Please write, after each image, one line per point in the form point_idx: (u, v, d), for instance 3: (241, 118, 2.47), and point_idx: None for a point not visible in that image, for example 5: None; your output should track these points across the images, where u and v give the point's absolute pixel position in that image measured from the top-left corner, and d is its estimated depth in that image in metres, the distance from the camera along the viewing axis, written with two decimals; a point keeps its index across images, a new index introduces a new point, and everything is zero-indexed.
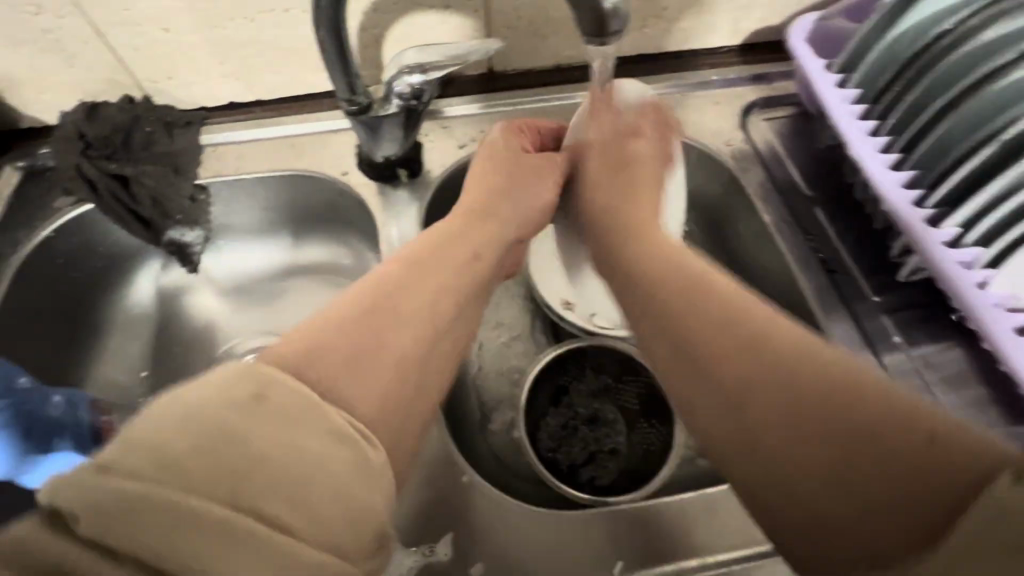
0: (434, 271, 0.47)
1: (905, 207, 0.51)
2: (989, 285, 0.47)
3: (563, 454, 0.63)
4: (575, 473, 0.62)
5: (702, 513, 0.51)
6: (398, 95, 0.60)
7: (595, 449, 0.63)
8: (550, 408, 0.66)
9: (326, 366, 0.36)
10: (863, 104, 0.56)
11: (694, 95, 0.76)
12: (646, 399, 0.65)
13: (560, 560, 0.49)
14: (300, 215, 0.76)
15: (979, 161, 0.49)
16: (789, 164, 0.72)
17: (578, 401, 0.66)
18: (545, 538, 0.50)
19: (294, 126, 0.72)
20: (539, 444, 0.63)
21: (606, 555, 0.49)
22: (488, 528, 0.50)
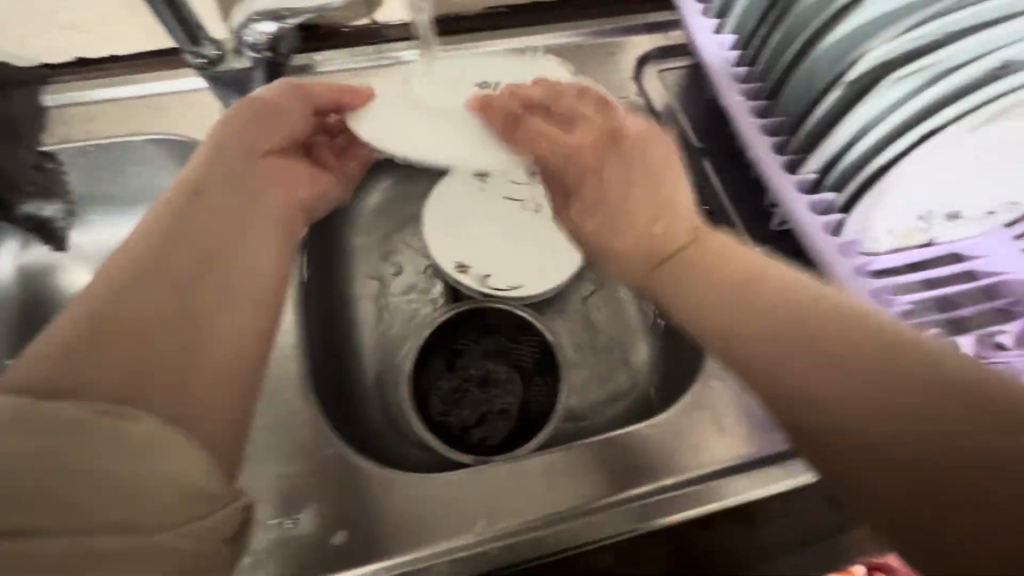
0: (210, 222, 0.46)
1: (768, 154, 0.52)
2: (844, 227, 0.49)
3: (453, 417, 0.63)
4: (465, 435, 0.62)
5: (603, 458, 0.50)
6: (250, 46, 0.56)
7: (485, 410, 0.63)
8: (442, 372, 0.65)
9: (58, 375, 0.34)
10: (736, 50, 0.55)
11: (588, 46, 0.74)
12: (539, 359, 0.65)
13: (438, 516, 0.49)
14: (174, 182, 0.71)
15: (833, 105, 0.50)
16: (681, 116, 0.72)
17: (470, 363, 0.66)
18: (421, 495, 0.50)
19: (152, 83, 0.66)
20: (430, 409, 0.63)
21: (477, 509, 0.49)
22: (352, 495, 0.50)
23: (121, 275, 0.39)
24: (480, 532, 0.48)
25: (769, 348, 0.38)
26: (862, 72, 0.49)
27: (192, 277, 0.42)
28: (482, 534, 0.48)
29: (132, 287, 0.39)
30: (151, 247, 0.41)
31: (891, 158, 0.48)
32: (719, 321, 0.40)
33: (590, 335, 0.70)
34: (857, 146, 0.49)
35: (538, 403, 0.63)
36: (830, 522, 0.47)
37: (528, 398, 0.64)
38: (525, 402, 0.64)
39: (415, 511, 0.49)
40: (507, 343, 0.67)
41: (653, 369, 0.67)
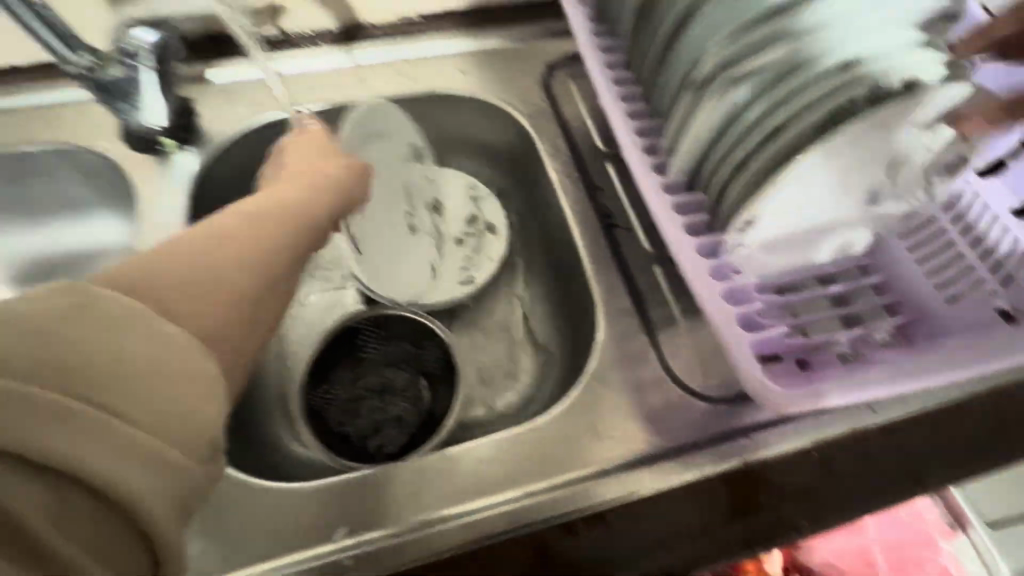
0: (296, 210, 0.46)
1: (637, 156, 0.52)
2: (698, 233, 0.50)
3: (349, 426, 0.62)
4: (360, 444, 0.61)
5: (476, 464, 0.49)
6: (126, 53, 0.56)
7: (380, 418, 0.62)
8: (338, 382, 0.64)
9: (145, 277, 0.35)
10: (614, 55, 0.57)
11: (498, 51, 0.74)
12: (440, 364, 0.64)
13: (299, 525, 0.47)
14: (69, 193, 0.69)
15: None
16: (588, 122, 0.72)
17: (369, 371, 0.65)
18: (281, 506, 0.47)
19: (49, 95, 0.65)
20: (327, 417, 0.62)
21: (337, 519, 0.47)
22: (207, 509, 0.47)
23: (221, 235, 0.40)
24: (340, 539, 0.46)
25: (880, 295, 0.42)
26: (705, 72, 0.46)
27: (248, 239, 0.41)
28: (339, 543, 0.46)
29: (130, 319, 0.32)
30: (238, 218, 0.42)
31: (743, 159, 0.46)
32: None
33: (496, 342, 0.70)
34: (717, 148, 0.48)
35: (435, 407, 0.63)
36: (695, 521, 0.48)
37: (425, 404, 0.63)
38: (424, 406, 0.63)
39: (277, 516, 0.47)
40: (407, 349, 0.66)
41: (556, 373, 0.67)
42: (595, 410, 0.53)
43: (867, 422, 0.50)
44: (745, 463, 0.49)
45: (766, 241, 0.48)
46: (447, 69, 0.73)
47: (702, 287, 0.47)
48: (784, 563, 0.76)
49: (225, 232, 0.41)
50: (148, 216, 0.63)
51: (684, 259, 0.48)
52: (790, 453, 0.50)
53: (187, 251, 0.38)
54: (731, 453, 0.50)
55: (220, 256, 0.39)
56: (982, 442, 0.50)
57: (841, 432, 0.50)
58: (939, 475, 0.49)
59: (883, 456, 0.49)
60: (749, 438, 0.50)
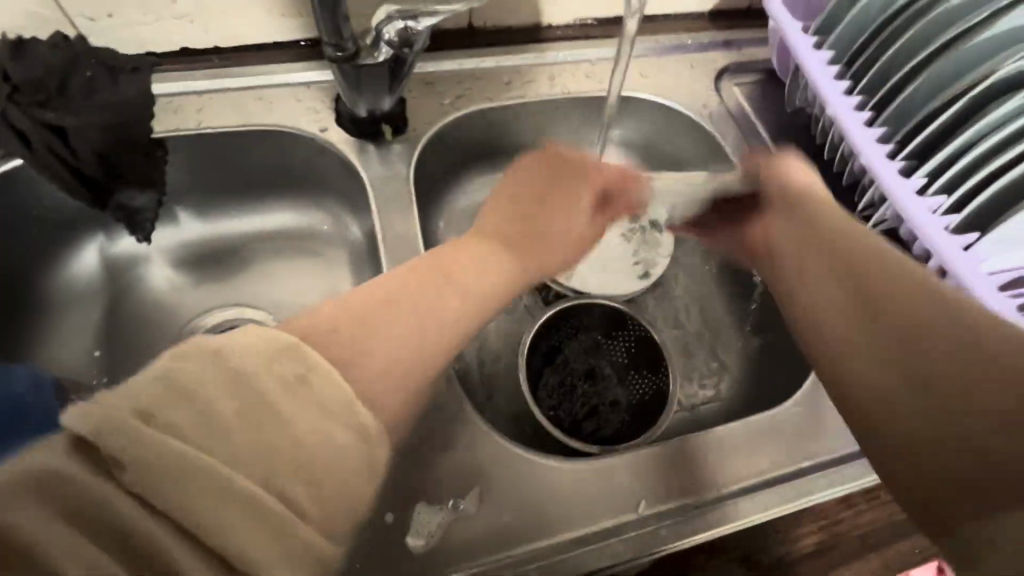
0: (452, 258, 0.49)
1: (879, 160, 0.56)
2: (951, 227, 0.53)
3: (564, 411, 0.63)
4: (578, 428, 0.63)
5: (749, 440, 0.51)
6: (388, 41, 0.56)
7: (595, 402, 0.64)
8: (545, 368, 0.66)
9: (321, 321, 0.40)
10: (837, 65, 0.61)
11: (672, 58, 0.78)
12: (637, 351, 0.67)
13: (599, 498, 0.47)
14: (269, 176, 0.70)
15: (949, 116, 0.54)
16: (761, 127, 0.76)
17: (571, 358, 0.66)
18: (580, 484, 0.48)
19: (264, 77, 0.66)
20: (540, 404, 0.63)
21: (631, 494, 0.48)
22: (511, 482, 0.47)
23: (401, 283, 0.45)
24: (644, 510, 0.48)
25: (878, 303, 0.42)
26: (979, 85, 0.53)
27: (438, 287, 0.46)
28: (646, 515, 0.47)
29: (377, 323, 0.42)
30: (440, 257, 0.49)
31: (1005, 165, 0.52)
32: (861, 265, 0.44)
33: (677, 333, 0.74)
34: (974, 150, 0.53)
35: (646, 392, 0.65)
36: None
37: (634, 389, 0.65)
38: (631, 391, 0.65)
39: (578, 490, 0.47)
40: (604, 337, 0.68)
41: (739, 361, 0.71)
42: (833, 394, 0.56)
43: None
44: None
45: None
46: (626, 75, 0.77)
47: (969, 276, 0.52)
48: None
49: (423, 282, 0.46)
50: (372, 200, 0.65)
51: (948, 253, 0.52)
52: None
53: (346, 310, 0.41)
54: None
55: (406, 313, 0.44)
56: None
57: None
58: None
59: None
60: None
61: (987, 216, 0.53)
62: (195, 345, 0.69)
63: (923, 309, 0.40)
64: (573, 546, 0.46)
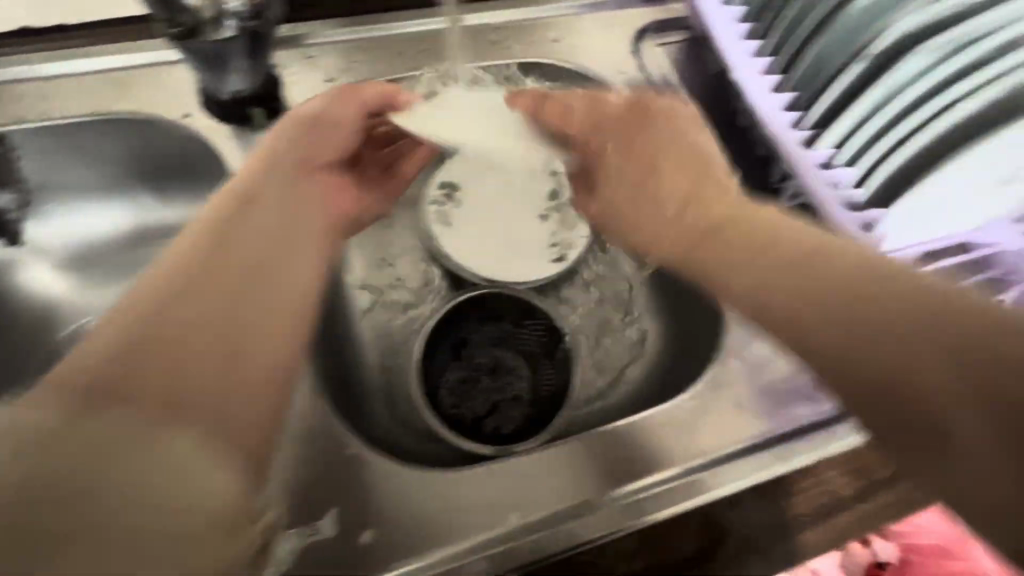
0: (219, 259, 0.41)
1: (784, 129, 0.51)
2: (856, 203, 0.49)
3: (463, 409, 0.60)
4: (478, 426, 0.60)
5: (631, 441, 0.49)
6: (231, 13, 0.50)
7: (497, 398, 0.62)
8: (447, 364, 0.62)
9: (96, 371, 0.35)
10: (747, 22, 0.54)
11: (587, 18, 0.71)
12: (547, 341, 0.63)
13: (468, 512, 0.45)
14: (141, 167, 0.64)
15: (850, 77, 0.51)
16: (682, 91, 0.70)
17: (475, 351, 0.63)
18: (449, 496, 0.46)
19: (119, 59, 0.59)
20: (439, 402, 0.60)
21: (502, 505, 0.46)
22: (376, 497, 0.46)
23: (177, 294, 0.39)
24: (513, 525, 0.45)
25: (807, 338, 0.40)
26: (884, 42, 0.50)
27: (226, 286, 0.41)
28: (515, 528, 0.45)
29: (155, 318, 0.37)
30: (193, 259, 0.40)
31: (902, 133, 0.49)
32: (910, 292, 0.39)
33: (590, 317, 0.71)
34: (879, 114, 0.49)
35: (550, 385, 0.62)
36: None
37: (540, 381, 0.63)
38: (535, 385, 0.63)
39: (445, 502, 0.46)
40: (511, 327, 0.64)
41: (654, 349, 0.70)
42: (732, 386, 0.52)
43: None
44: None
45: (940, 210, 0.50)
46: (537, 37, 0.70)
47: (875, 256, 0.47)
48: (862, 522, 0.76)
49: (190, 277, 0.40)
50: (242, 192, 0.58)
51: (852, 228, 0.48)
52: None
53: (119, 350, 0.36)
54: None
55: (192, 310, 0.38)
56: None
57: None
58: None
59: None
60: None
61: (888, 188, 0.49)
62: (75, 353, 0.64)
63: (882, 304, 0.38)
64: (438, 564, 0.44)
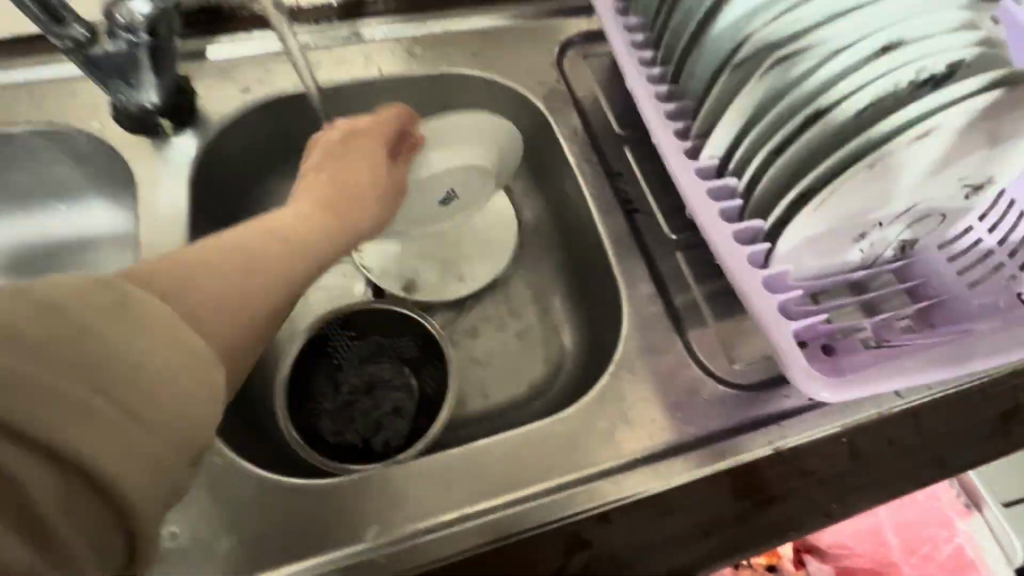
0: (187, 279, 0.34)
1: (667, 138, 0.50)
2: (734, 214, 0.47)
3: (348, 435, 0.59)
4: (364, 445, 0.59)
5: (504, 457, 0.49)
6: (122, 27, 0.52)
7: (378, 414, 0.60)
8: (324, 392, 0.61)
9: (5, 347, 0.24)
10: (640, 33, 0.54)
11: (508, 32, 0.71)
12: (421, 344, 0.63)
13: (317, 523, 0.45)
14: (57, 175, 0.65)
15: (725, 85, 0.47)
16: (603, 104, 0.70)
17: (349, 375, 0.63)
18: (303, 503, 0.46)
19: (37, 69, 0.61)
20: (320, 431, 0.59)
21: (361, 519, 0.46)
22: (231, 505, 0.46)
23: (205, 255, 0.36)
24: (371, 538, 0.45)
25: None
26: (754, 45, 0.46)
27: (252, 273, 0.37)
28: (372, 543, 0.45)
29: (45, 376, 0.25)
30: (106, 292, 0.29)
31: (780, 144, 0.45)
32: None
33: (511, 327, 0.69)
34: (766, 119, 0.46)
35: (430, 391, 0.61)
36: (729, 509, 0.48)
37: (419, 386, 0.62)
38: (417, 393, 0.62)
39: (313, 515, 0.46)
40: (386, 342, 0.64)
41: (574, 362, 0.66)
42: (615, 401, 0.52)
43: (893, 407, 0.51)
44: (776, 450, 0.50)
45: (812, 239, 0.48)
46: (457, 51, 0.69)
47: (751, 284, 0.45)
48: (795, 546, 0.75)
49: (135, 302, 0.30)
50: (142, 201, 0.58)
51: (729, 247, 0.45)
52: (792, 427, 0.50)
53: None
54: (763, 438, 0.50)
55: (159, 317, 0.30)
56: (998, 428, 0.51)
57: (867, 417, 0.51)
58: (959, 457, 0.50)
59: (911, 443, 0.50)
60: (777, 425, 0.50)
61: (768, 200, 0.47)
62: None
63: None
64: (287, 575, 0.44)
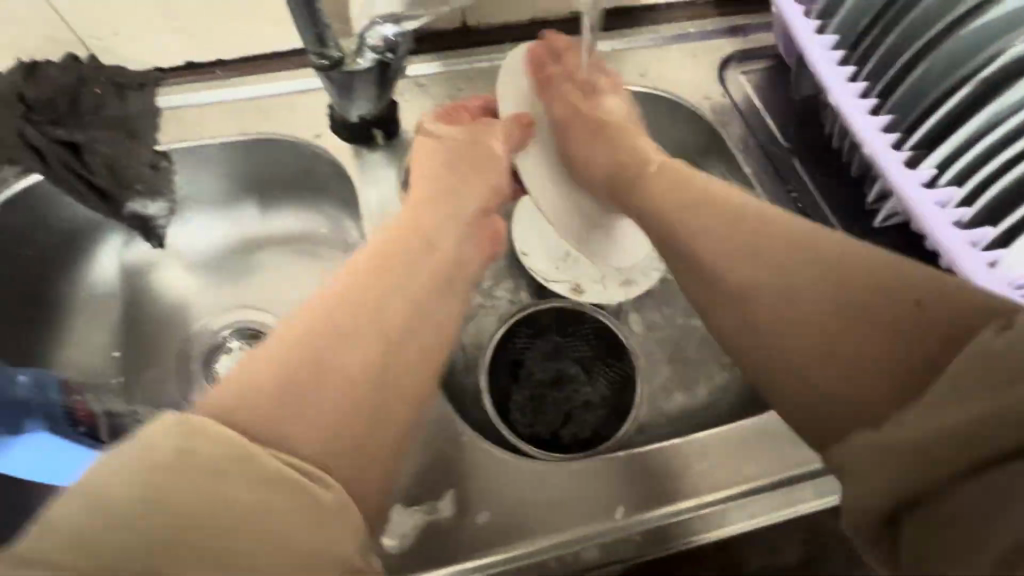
0: (365, 293, 0.44)
1: (884, 151, 0.53)
2: (963, 221, 0.49)
3: (541, 427, 0.63)
4: (556, 437, 0.62)
5: (727, 450, 0.52)
6: (371, 47, 0.57)
7: (567, 408, 0.64)
8: (512, 385, 0.64)
9: (258, 409, 0.36)
10: (841, 50, 0.57)
11: (672, 49, 0.74)
12: (602, 341, 0.65)
13: (563, 509, 0.49)
14: (271, 182, 0.72)
15: (957, 101, 0.51)
16: (766, 116, 0.72)
17: (534, 369, 0.65)
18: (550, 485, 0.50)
19: (261, 86, 0.67)
20: (514, 423, 0.62)
21: (607, 502, 0.49)
22: (486, 484, 0.51)
23: (321, 309, 0.42)
24: (620, 518, 0.49)
25: None
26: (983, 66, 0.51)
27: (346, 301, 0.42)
28: (622, 520, 0.49)
29: (315, 347, 0.40)
30: (319, 320, 0.41)
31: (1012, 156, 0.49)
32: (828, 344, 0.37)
33: None
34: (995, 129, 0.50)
35: (615, 387, 0.64)
36: None
37: (602, 383, 0.65)
38: (602, 389, 0.65)
39: (561, 494, 0.50)
40: (562, 341, 0.66)
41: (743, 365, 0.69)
42: None
43: None
44: None
45: None
46: (624, 71, 0.73)
47: (1000, 290, 0.47)
48: None
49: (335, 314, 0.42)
50: (365, 210, 0.66)
51: (963, 252, 0.48)
52: (964, 417, 0.29)
53: (274, 377, 0.37)
54: None
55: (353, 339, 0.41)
56: None
57: None
58: None
59: None
60: None
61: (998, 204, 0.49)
62: (202, 346, 0.72)
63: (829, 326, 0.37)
64: (548, 549, 0.48)
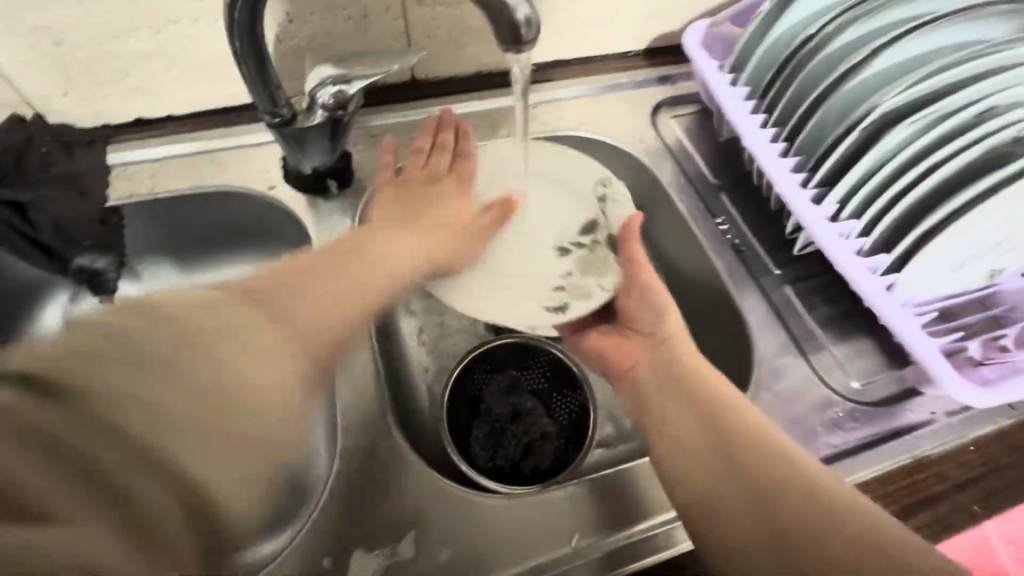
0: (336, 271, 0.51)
1: (793, 189, 0.59)
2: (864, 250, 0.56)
3: (501, 461, 0.64)
4: (517, 470, 0.63)
5: None
6: (322, 105, 0.59)
7: (527, 439, 0.65)
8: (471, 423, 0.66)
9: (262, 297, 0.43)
10: (753, 100, 0.65)
11: (607, 97, 0.81)
12: (553, 374, 0.68)
13: (523, 542, 0.51)
14: (225, 231, 0.73)
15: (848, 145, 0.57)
16: (696, 157, 0.79)
17: (491, 404, 0.67)
18: (507, 517, 0.52)
19: (214, 141, 0.69)
20: (475, 459, 0.63)
21: (565, 528, 0.52)
22: (449, 521, 0.52)
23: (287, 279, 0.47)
24: (576, 543, 0.51)
25: None
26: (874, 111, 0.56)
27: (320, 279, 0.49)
28: (578, 546, 0.51)
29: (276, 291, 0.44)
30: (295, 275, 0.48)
31: (904, 189, 0.54)
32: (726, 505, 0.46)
33: None
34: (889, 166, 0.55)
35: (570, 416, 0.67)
36: None
37: (558, 415, 0.68)
38: (556, 420, 0.67)
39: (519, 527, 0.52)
40: (518, 374, 0.69)
41: None
42: None
43: (1005, 421, 0.59)
44: (914, 458, 0.57)
45: (930, 271, 0.54)
46: (565, 118, 0.79)
47: (891, 309, 0.54)
48: None
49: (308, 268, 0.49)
50: None
51: (865, 279, 0.54)
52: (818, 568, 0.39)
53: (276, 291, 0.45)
54: (902, 449, 0.57)
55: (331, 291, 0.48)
56: None
57: (982, 431, 0.58)
58: None
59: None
60: (909, 437, 0.58)
61: (893, 234, 0.55)
62: None
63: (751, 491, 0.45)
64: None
